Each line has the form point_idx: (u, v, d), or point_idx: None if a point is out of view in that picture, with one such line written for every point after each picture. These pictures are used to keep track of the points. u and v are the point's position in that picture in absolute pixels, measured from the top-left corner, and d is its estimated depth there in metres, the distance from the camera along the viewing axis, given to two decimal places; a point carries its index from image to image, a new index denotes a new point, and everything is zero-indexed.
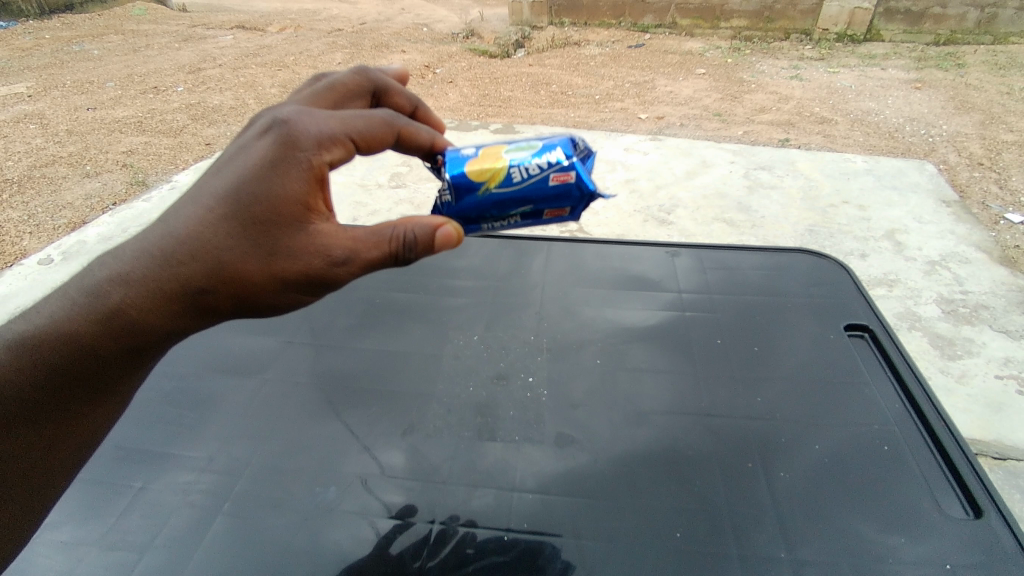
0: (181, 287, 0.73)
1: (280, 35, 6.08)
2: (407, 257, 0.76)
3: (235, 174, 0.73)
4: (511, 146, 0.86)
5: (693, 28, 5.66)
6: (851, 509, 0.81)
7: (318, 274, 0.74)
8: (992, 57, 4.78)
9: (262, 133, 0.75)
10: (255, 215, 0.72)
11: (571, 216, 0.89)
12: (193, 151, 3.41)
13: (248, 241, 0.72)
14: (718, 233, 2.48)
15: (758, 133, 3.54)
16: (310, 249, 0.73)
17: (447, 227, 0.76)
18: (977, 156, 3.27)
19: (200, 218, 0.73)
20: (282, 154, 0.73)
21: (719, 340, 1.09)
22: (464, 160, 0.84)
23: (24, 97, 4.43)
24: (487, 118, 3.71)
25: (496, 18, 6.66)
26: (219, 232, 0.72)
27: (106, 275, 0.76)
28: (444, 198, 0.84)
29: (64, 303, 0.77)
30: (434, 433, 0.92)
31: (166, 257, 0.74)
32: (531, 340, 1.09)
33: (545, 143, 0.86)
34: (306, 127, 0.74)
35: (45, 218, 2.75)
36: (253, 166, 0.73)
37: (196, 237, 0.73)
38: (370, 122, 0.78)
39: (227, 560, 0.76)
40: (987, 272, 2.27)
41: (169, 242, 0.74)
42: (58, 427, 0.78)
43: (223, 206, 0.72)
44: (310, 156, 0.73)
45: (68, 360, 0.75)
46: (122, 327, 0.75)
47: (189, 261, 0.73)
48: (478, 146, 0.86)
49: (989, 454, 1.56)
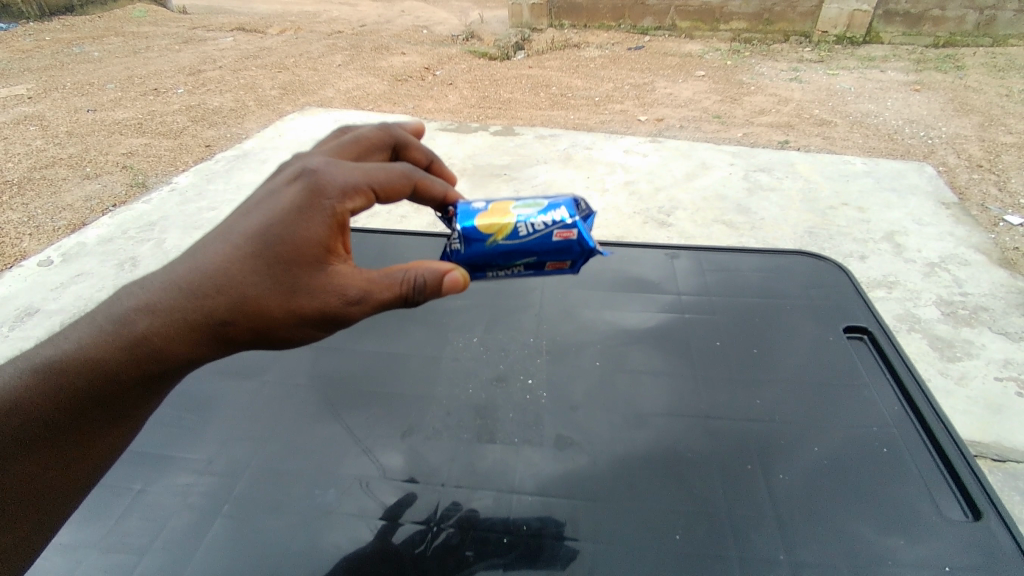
0: (204, 319, 0.72)
1: (280, 38, 6.09)
2: (417, 300, 0.76)
3: (262, 216, 0.73)
4: (519, 202, 0.86)
5: (693, 31, 5.67)
6: (850, 510, 0.81)
7: (334, 312, 0.74)
8: (991, 59, 4.79)
9: (291, 179, 0.75)
10: (280, 255, 0.71)
11: (571, 270, 0.87)
12: (193, 152, 3.41)
13: (272, 279, 0.71)
14: (717, 235, 2.48)
15: (757, 135, 3.55)
16: (329, 289, 0.73)
17: (455, 272, 0.77)
18: (976, 158, 3.27)
19: (226, 254, 0.72)
20: (308, 201, 0.73)
21: (719, 341, 1.09)
22: (474, 214, 0.84)
23: (24, 99, 4.43)
24: (487, 120, 3.71)
25: (496, 20, 6.68)
26: (243, 268, 0.71)
27: (133, 303, 0.73)
28: (452, 248, 0.84)
29: (88, 330, 0.73)
30: (433, 435, 0.92)
31: (191, 289, 0.72)
32: (530, 342, 1.09)
33: (551, 201, 0.86)
34: (333, 176, 0.74)
35: (45, 220, 2.75)
36: (280, 210, 0.72)
37: (220, 271, 0.72)
38: (391, 174, 0.78)
39: (226, 563, 0.76)
40: (987, 274, 2.27)
41: (196, 275, 0.72)
42: (72, 449, 0.73)
43: (250, 245, 0.72)
44: (334, 204, 0.73)
45: (95, 388, 0.71)
46: (146, 355, 0.72)
47: (214, 294, 0.72)
48: (488, 201, 0.86)
49: (989, 456, 1.56)
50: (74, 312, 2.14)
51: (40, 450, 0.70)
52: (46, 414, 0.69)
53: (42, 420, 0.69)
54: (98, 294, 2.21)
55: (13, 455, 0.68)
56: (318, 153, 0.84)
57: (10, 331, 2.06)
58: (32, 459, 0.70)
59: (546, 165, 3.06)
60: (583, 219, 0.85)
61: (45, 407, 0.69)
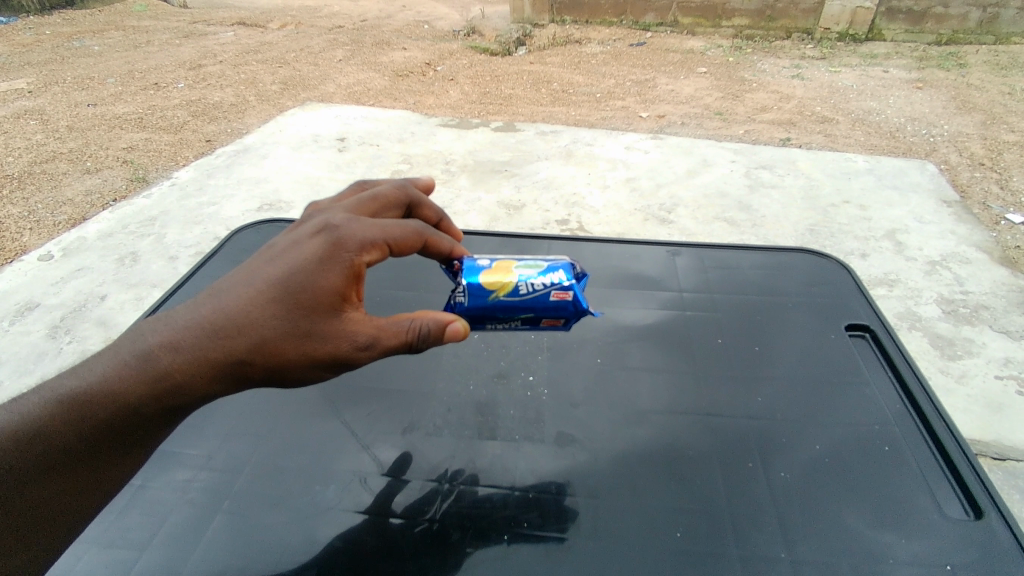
0: (220, 361, 0.67)
1: (281, 32, 6.07)
2: (421, 347, 0.74)
3: (282, 262, 0.70)
4: (521, 260, 0.87)
5: (694, 27, 5.65)
6: (846, 504, 0.81)
7: (345, 357, 0.71)
8: (994, 57, 4.77)
9: (311, 230, 0.73)
10: (302, 300, 0.68)
11: (565, 326, 0.88)
12: (194, 147, 3.40)
13: (290, 325, 0.68)
14: (718, 232, 2.47)
15: (759, 132, 3.54)
16: (339, 335, 0.70)
17: (456, 322, 0.76)
18: (977, 157, 3.27)
19: (247, 297, 0.68)
20: (329, 251, 0.70)
21: (720, 339, 1.09)
22: (479, 269, 0.85)
23: (24, 93, 4.42)
24: (488, 116, 3.70)
25: (497, 15, 6.64)
26: (264, 311, 0.68)
27: (156, 338, 0.68)
28: (456, 299, 0.84)
29: (114, 360, 0.67)
30: (433, 432, 0.92)
31: (214, 325, 0.67)
32: (531, 339, 1.09)
33: (551, 263, 0.87)
34: (352, 229, 0.72)
35: (45, 214, 2.75)
36: (303, 258, 0.69)
37: (240, 312, 0.68)
38: (405, 231, 0.76)
39: (227, 559, 0.76)
40: (988, 272, 2.27)
41: (219, 314, 0.68)
42: (83, 476, 0.67)
43: (272, 289, 0.68)
44: (354, 258, 0.71)
45: (119, 420, 0.66)
46: (167, 391, 0.66)
47: (234, 334, 0.67)
48: (492, 258, 0.87)
49: (989, 454, 1.56)
50: (73, 307, 2.14)
51: (55, 476, 0.64)
52: (68, 443, 0.64)
53: (63, 447, 0.64)
54: (98, 289, 2.21)
55: (29, 482, 0.63)
56: (338, 209, 0.82)
57: (11, 326, 2.07)
58: (46, 484, 0.64)
59: (547, 162, 3.05)
60: (577, 281, 0.87)
61: (66, 434, 0.64)
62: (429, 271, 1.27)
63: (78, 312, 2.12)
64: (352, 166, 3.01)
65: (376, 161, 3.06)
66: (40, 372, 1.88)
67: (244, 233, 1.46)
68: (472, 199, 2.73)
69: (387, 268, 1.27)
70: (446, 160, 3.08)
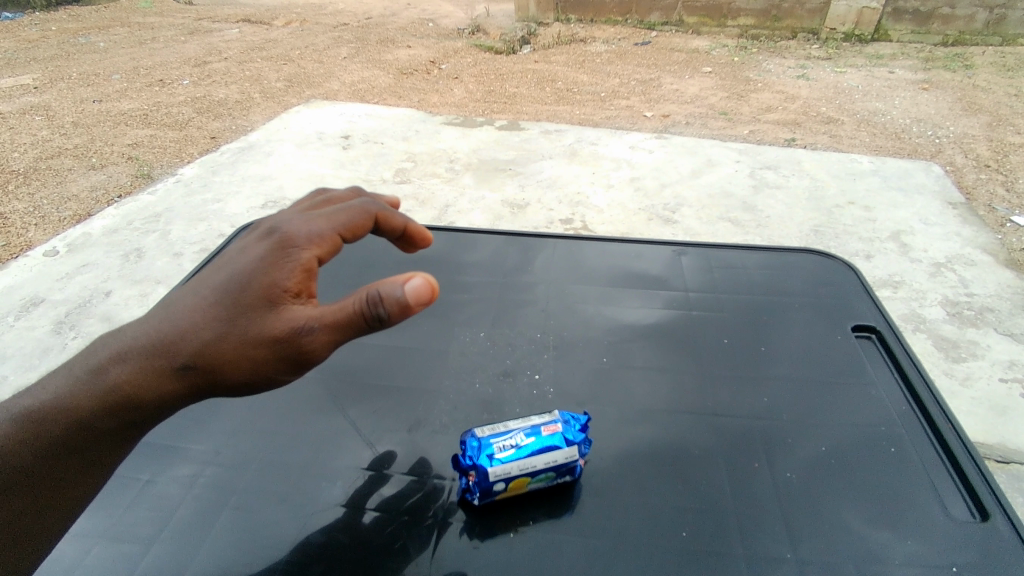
0: (165, 374, 0.66)
1: (286, 29, 6.07)
2: (376, 327, 0.63)
3: (225, 267, 0.68)
4: (534, 475, 0.79)
5: (699, 26, 5.64)
6: (848, 501, 0.82)
7: (296, 355, 0.65)
8: (1000, 59, 4.75)
9: (259, 235, 0.71)
10: (241, 298, 0.65)
11: None
12: (199, 144, 3.41)
13: (233, 326, 0.65)
14: (723, 232, 2.47)
15: (764, 132, 3.53)
16: (279, 330, 0.64)
17: (418, 278, 0.64)
18: (983, 158, 3.26)
19: (191, 304, 0.67)
20: (275, 250, 0.68)
21: (726, 339, 1.09)
22: (494, 494, 0.79)
23: (29, 88, 4.43)
24: (492, 114, 3.70)
25: (502, 13, 6.63)
26: (207, 315, 0.66)
27: (107, 351, 0.68)
28: (466, 501, 0.81)
29: (66, 379, 0.68)
30: (441, 429, 0.92)
31: (158, 335, 0.67)
32: (537, 337, 1.10)
33: (563, 468, 0.80)
34: (298, 228, 0.70)
35: (50, 210, 2.76)
36: (246, 260, 0.67)
37: (185, 318, 0.67)
38: (353, 216, 0.75)
39: (231, 556, 0.76)
40: (993, 275, 2.26)
41: (164, 323, 0.67)
42: (50, 491, 0.69)
43: (215, 290, 0.67)
44: (301, 253, 0.68)
45: (73, 436, 0.67)
46: (119, 404, 0.67)
47: (177, 341, 0.66)
48: (508, 480, 0.78)
49: (993, 457, 1.56)
50: (79, 302, 2.14)
51: (17, 494, 0.66)
52: (26, 461, 0.65)
53: (19, 467, 0.65)
54: (103, 285, 2.22)
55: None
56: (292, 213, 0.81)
57: (17, 321, 2.07)
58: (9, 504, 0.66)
59: (551, 160, 3.06)
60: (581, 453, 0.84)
61: (22, 454, 0.65)
62: (438, 270, 1.29)
63: (83, 307, 2.12)
64: (357, 164, 3.01)
65: (380, 159, 3.06)
66: (46, 366, 1.89)
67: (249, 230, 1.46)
68: (477, 197, 2.73)
69: (392, 270, 1.29)
70: (450, 158, 3.09)
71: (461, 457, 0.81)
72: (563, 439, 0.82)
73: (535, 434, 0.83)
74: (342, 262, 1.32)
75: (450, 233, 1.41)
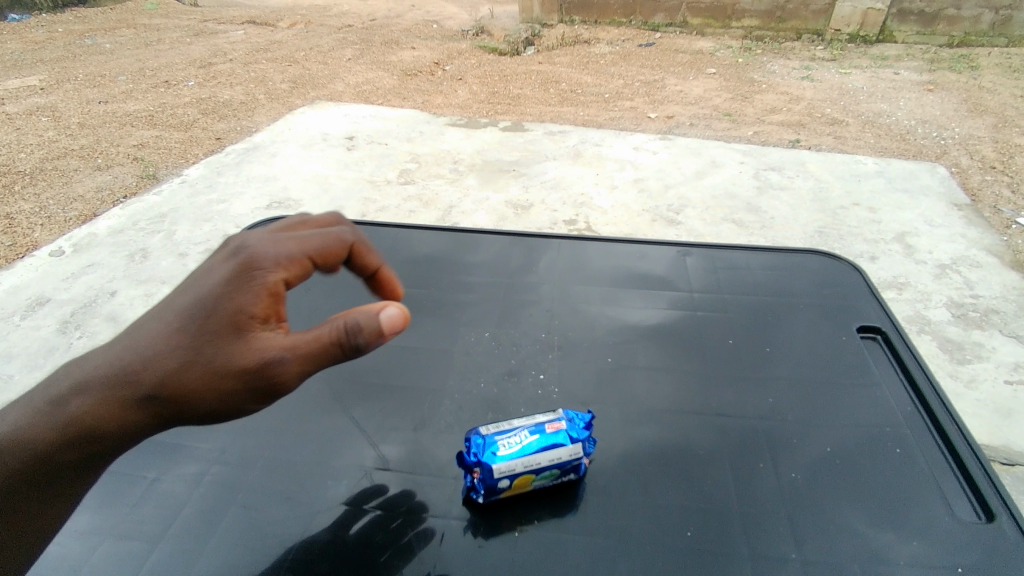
0: (129, 404, 0.66)
1: (291, 31, 6.10)
2: (352, 355, 0.67)
3: (189, 292, 0.68)
4: (539, 473, 0.79)
5: (703, 28, 5.63)
6: (852, 502, 0.82)
7: (266, 385, 0.67)
8: (1006, 60, 4.74)
9: (223, 257, 0.71)
10: (207, 326, 0.66)
11: None
12: (204, 145, 3.43)
13: (198, 356, 0.65)
14: (727, 234, 2.47)
15: (768, 133, 3.52)
16: (249, 361, 0.65)
17: (391, 308, 0.67)
18: (989, 160, 3.24)
19: (155, 332, 0.67)
20: (239, 273, 0.68)
21: (731, 340, 1.09)
22: (499, 492, 0.79)
23: (36, 90, 4.46)
24: (496, 115, 3.71)
25: (506, 14, 6.64)
26: (171, 343, 0.66)
27: (67, 382, 0.68)
28: (471, 498, 0.81)
29: (23, 410, 0.68)
30: (445, 429, 0.92)
31: (120, 365, 0.67)
32: (542, 337, 1.10)
33: (568, 465, 0.80)
34: (263, 248, 0.70)
35: (56, 210, 2.77)
36: (210, 285, 0.67)
37: (148, 346, 0.67)
38: (326, 239, 0.76)
39: (238, 554, 0.76)
40: (998, 276, 2.25)
41: (127, 351, 0.67)
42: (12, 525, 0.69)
43: (179, 317, 0.67)
44: (267, 276, 0.68)
45: (34, 467, 0.67)
46: (79, 434, 0.67)
47: (139, 370, 0.66)
48: (513, 477, 0.78)
49: (998, 459, 1.55)
50: (84, 302, 2.15)
51: None
52: None
53: None
54: (108, 285, 2.23)
55: None
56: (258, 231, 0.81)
57: (22, 321, 2.08)
58: None
59: (554, 161, 3.06)
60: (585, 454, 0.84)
61: None
62: (442, 271, 1.29)
63: (88, 307, 2.13)
64: (361, 164, 3.02)
65: (384, 160, 3.07)
66: (50, 366, 1.89)
67: None
68: (480, 198, 2.74)
69: (396, 271, 1.29)
70: (454, 159, 3.10)
71: (466, 454, 0.81)
72: (566, 437, 0.82)
73: (539, 432, 0.83)
74: None
75: (454, 234, 1.41)
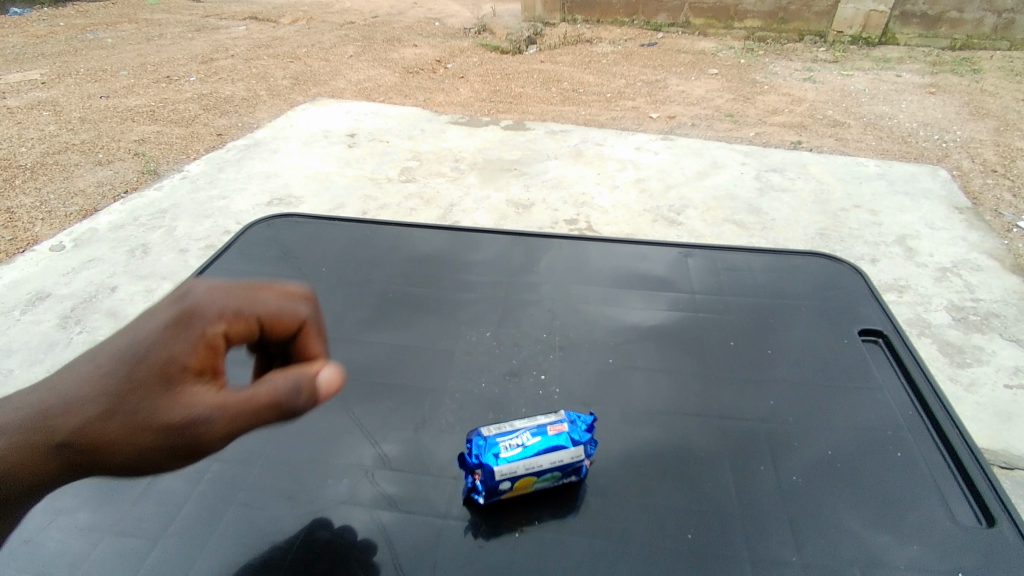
0: (1, 456, 0.52)
1: (293, 27, 6.08)
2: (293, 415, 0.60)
3: (122, 334, 0.59)
4: (540, 474, 0.79)
5: (706, 28, 5.63)
6: (853, 505, 0.82)
7: (189, 446, 0.57)
8: (1008, 63, 4.74)
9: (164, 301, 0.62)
10: (136, 375, 0.56)
11: None
12: (205, 140, 3.42)
13: (120, 404, 0.55)
14: (728, 235, 2.47)
15: (770, 134, 3.52)
16: (175, 418, 0.56)
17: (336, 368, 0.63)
18: (990, 163, 3.24)
19: (75, 374, 0.56)
20: (179, 318, 0.59)
21: (732, 341, 1.09)
22: (499, 494, 0.79)
23: (37, 83, 4.45)
24: (498, 114, 3.70)
25: (508, 13, 6.63)
26: (92, 388, 0.55)
27: None
28: (472, 499, 0.81)
29: None
30: (446, 429, 0.92)
31: (23, 407, 0.55)
32: (543, 338, 1.10)
33: (569, 467, 0.80)
34: (212, 296, 0.62)
35: (57, 205, 2.77)
36: (144, 329, 0.58)
37: (66, 387, 0.56)
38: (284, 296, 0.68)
39: (238, 554, 0.76)
40: (999, 280, 2.25)
41: (36, 391, 0.56)
42: None
43: (103, 361, 0.56)
44: (210, 325, 0.60)
45: None
46: None
47: (45, 416, 0.54)
48: (514, 478, 0.78)
49: (997, 463, 1.55)
50: (84, 297, 2.15)
51: None
52: None
53: None
54: (108, 280, 2.22)
55: None
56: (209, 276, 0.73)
57: (22, 315, 2.08)
58: None
59: (556, 161, 3.05)
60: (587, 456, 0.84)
61: None
62: (444, 270, 1.29)
63: (88, 303, 2.13)
64: (362, 162, 3.02)
65: (385, 158, 3.07)
66: (51, 361, 1.89)
67: (255, 228, 1.46)
68: (481, 196, 2.74)
69: (397, 270, 1.29)
70: (455, 157, 3.09)
71: (468, 455, 0.81)
72: (568, 439, 0.82)
73: (541, 434, 0.83)
74: (349, 262, 1.32)
75: (457, 233, 1.42)
